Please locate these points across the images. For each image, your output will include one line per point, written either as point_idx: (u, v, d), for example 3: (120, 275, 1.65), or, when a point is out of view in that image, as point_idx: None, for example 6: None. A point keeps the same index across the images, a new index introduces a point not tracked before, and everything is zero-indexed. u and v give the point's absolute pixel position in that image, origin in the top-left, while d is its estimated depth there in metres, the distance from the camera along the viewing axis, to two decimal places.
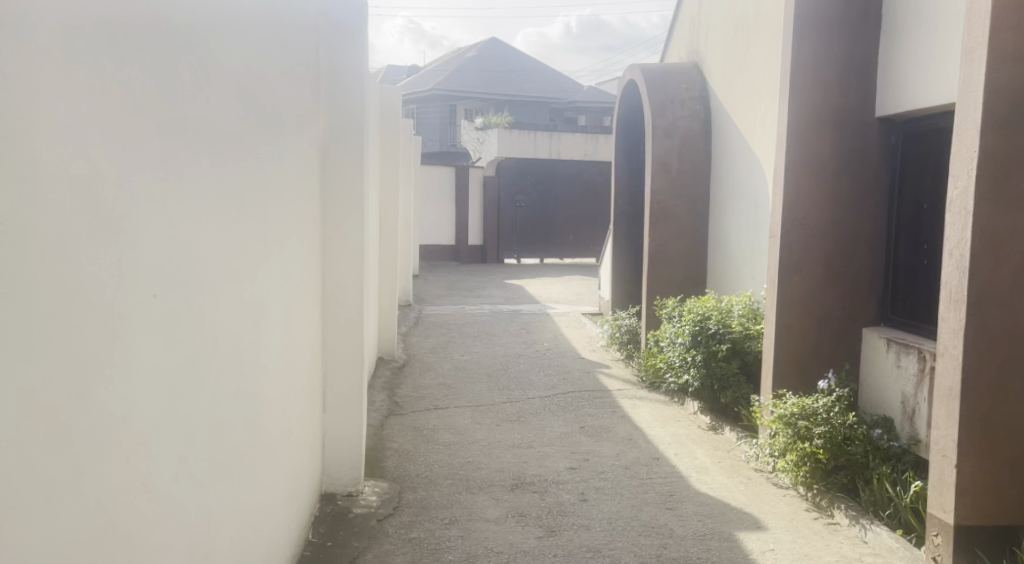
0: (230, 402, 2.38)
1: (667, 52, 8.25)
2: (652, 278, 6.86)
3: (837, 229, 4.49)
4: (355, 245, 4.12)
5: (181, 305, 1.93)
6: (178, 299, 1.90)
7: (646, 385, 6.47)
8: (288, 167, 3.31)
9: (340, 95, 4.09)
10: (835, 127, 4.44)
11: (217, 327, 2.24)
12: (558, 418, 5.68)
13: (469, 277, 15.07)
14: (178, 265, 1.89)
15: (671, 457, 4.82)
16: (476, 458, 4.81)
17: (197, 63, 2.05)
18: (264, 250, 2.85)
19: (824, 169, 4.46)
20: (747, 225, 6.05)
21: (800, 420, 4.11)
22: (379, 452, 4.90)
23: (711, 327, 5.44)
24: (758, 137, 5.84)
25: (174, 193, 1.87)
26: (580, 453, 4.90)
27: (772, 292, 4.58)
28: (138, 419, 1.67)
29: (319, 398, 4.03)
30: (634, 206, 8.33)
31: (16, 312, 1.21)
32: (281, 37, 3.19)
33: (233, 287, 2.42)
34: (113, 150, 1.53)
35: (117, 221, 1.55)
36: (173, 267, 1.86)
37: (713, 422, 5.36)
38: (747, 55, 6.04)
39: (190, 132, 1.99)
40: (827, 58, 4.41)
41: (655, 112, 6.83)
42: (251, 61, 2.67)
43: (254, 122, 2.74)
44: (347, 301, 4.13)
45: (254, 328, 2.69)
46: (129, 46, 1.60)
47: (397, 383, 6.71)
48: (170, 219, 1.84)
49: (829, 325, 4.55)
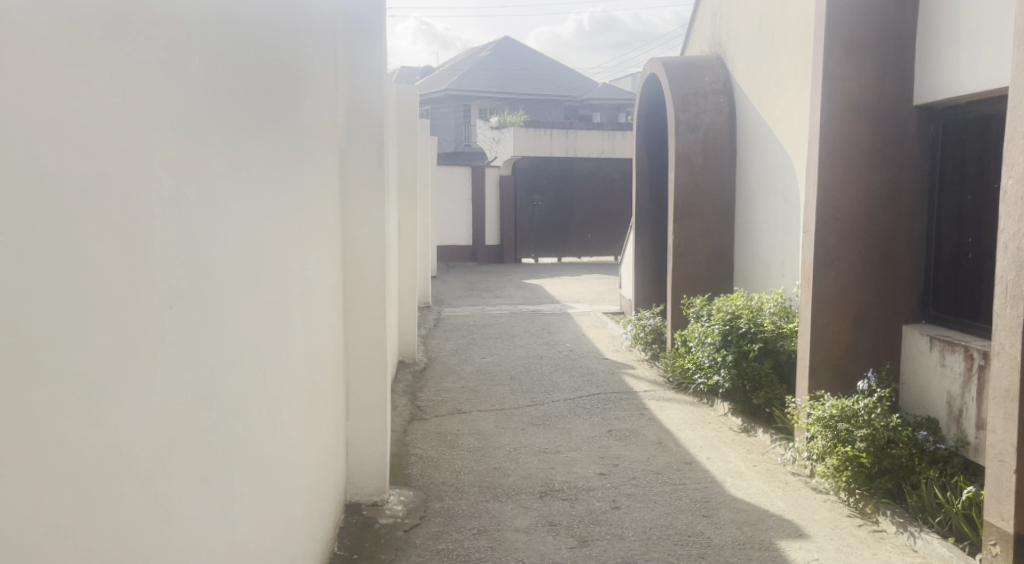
0: (250, 415, 2.27)
1: (688, 46, 8.08)
2: (676, 276, 6.69)
3: (875, 223, 4.33)
4: (377, 248, 4.00)
5: (200, 314, 1.81)
6: (196, 308, 1.79)
7: (674, 386, 6.31)
8: (306, 169, 3.19)
9: (358, 94, 3.96)
10: (872, 118, 4.28)
11: (236, 338, 2.13)
12: (584, 422, 5.54)
13: (487, 277, 14.96)
14: (195, 273, 1.78)
15: (703, 461, 4.68)
16: (503, 465, 4.68)
17: (210, 58, 1.93)
18: (283, 254, 2.74)
19: (860, 160, 4.30)
20: (776, 220, 5.88)
21: (841, 423, 3.97)
22: (403, 460, 4.78)
23: (741, 326, 5.29)
24: (787, 129, 5.67)
25: (190, 195, 1.76)
26: (610, 458, 4.76)
27: (808, 290, 4.43)
28: (155, 441, 1.55)
29: (341, 404, 3.92)
30: (657, 203, 8.17)
31: (17, 332, 1.09)
32: (298, 34, 3.08)
33: (253, 293, 2.31)
34: (125, 155, 1.41)
35: (129, 228, 1.43)
36: (190, 275, 1.75)
37: (745, 424, 5.20)
38: (774, 45, 5.87)
39: (204, 130, 1.87)
40: (861, 46, 4.25)
41: (677, 106, 6.68)
42: (267, 57, 2.57)
43: (271, 122, 2.63)
44: (368, 305, 4.01)
45: (274, 337, 2.57)
46: (140, 37, 1.48)
47: (419, 387, 6.60)
48: (186, 224, 1.72)
49: (868, 323, 4.38)
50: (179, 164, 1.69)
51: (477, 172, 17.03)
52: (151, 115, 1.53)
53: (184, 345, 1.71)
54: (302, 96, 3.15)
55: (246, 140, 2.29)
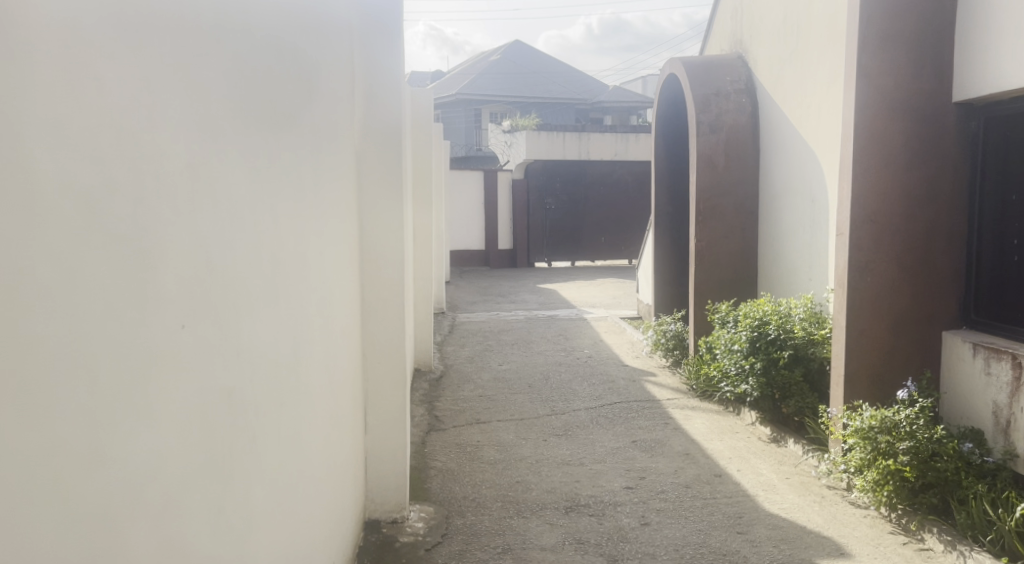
0: (268, 437, 2.12)
1: (708, 45, 7.91)
2: (698, 280, 6.52)
3: (912, 225, 4.15)
4: (396, 255, 3.86)
5: (215, 331, 1.67)
6: (212, 325, 1.65)
7: (697, 394, 6.13)
8: (323, 172, 3.05)
9: (376, 96, 3.82)
10: (908, 116, 4.11)
11: (254, 355, 1.99)
12: (607, 432, 5.38)
13: (501, 282, 14.82)
14: (209, 286, 1.63)
15: (733, 474, 4.50)
16: (525, 479, 4.52)
17: (225, 54, 1.80)
18: (302, 264, 2.60)
19: (896, 160, 4.14)
20: (804, 222, 5.71)
21: (881, 435, 3.80)
22: (422, 473, 4.63)
23: (771, 333, 5.11)
24: (815, 129, 5.50)
25: (204, 201, 1.62)
26: (636, 470, 4.60)
27: (842, 295, 4.26)
28: (168, 475, 1.41)
29: (360, 417, 3.77)
30: (677, 206, 8.00)
31: (8, 363, 0.94)
32: (315, 32, 2.94)
33: (270, 307, 2.17)
34: (135, 163, 1.28)
35: (137, 237, 1.28)
36: (206, 290, 1.61)
37: (774, 434, 5.03)
38: (800, 42, 5.70)
39: (219, 130, 1.74)
40: (897, 40, 4.09)
41: (698, 106, 6.52)
42: (284, 56, 2.43)
43: (289, 123, 2.49)
44: (387, 314, 3.88)
45: (292, 353, 2.43)
46: (149, 26, 1.35)
47: (437, 396, 6.46)
48: (200, 233, 1.58)
49: (907, 330, 4.20)
50: (191, 168, 1.55)
51: (489, 176, 16.91)
52: (161, 113, 1.39)
53: (199, 366, 1.57)
54: (319, 97, 3.02)
55: (263, 142, 2.16)
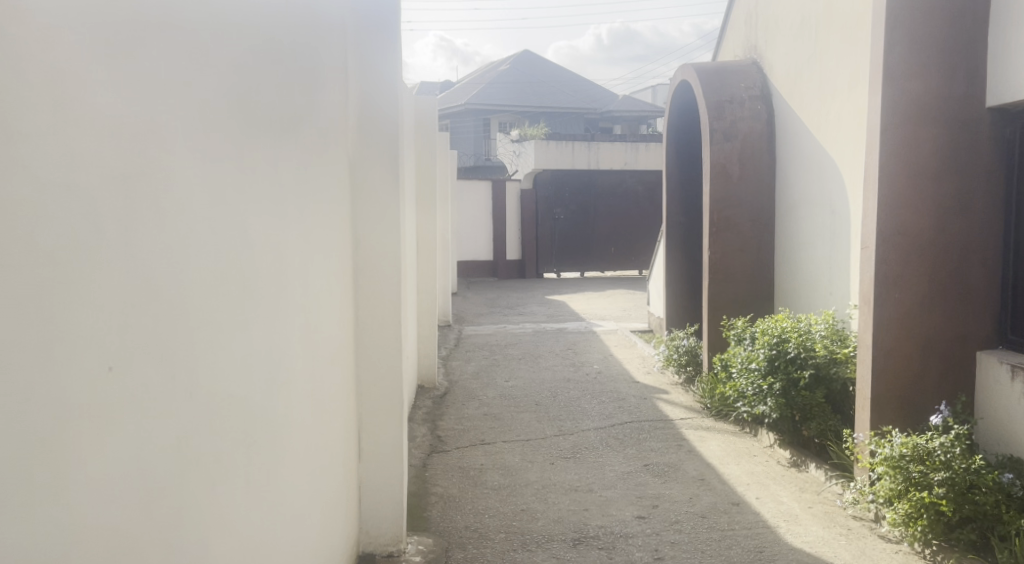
0: (236, 481, 1.88)
1: (721, 51, 7.67)
2: (713, 294, 6.25)
3: (944, 239, 3.90)
4: (392, 272, 3.63)
5: (160, 372, 1.43)
6: (154, 364, 1.41)
7: (712, 414, 5.86)
8: (312, 184, 2.83)
9: (372, 102, 3.60)
10: (938, 122, 3.86)
11: (216, 396, 1.75)
12: (617, 455, 5.11)
13: (509, 294, 14.56)
14: (151, 319, 1.39)
15: (752, 502, 4.23)
16: (531, 506, 4.26)
17: (184, 46, 1.57)
18: (283, 284, 2.37)
19: (925, 169, 3.88)
20: (823, 234, 5.45)
21: (912, 464, 3.55)
22: (421, 500, 4.38)
23: (790, 351, 4.85)
24: (836, 137, 5.25)
25: (149, 218, 1.38)
26: (648, 498, 4.34)
27: (869, 314, 4.00)
28: (87, 555, 1.17)
29: (352, 444, 3.53)
30: (689, 217, 7.75)
31: None
32: (305, 33, 2.73)
33: (240, 336, 1.93)
34: (38, 171, 1.05)
35: (32, 266, 1.04)
36: (147, 325, 1.37)
37: (795, 458, 4.76)
38: (819, 47, 5.46)
39: (172, 134, 1.50)
40: (926, 42, 3.85)
41: (711, 114, 6.28)
42: (266, 56, 2.21)
43: (270, 130, 2.26)
44: (383, 333, 3.64)
45: (268, 384, 2.19)
46: (64, 8, 1.12)
47: (439, 415, 6.20)
48: (141, 256, 1.35)
49: (938, 350, 3.93)
50: (128, 181, 1.31)
51: (498, 186, 16.71)
52: (82, 118, 1.16)
53: (135, 416, 1.33)
54: (310, 103, 2.80)
55: (238, 150, 1.93)
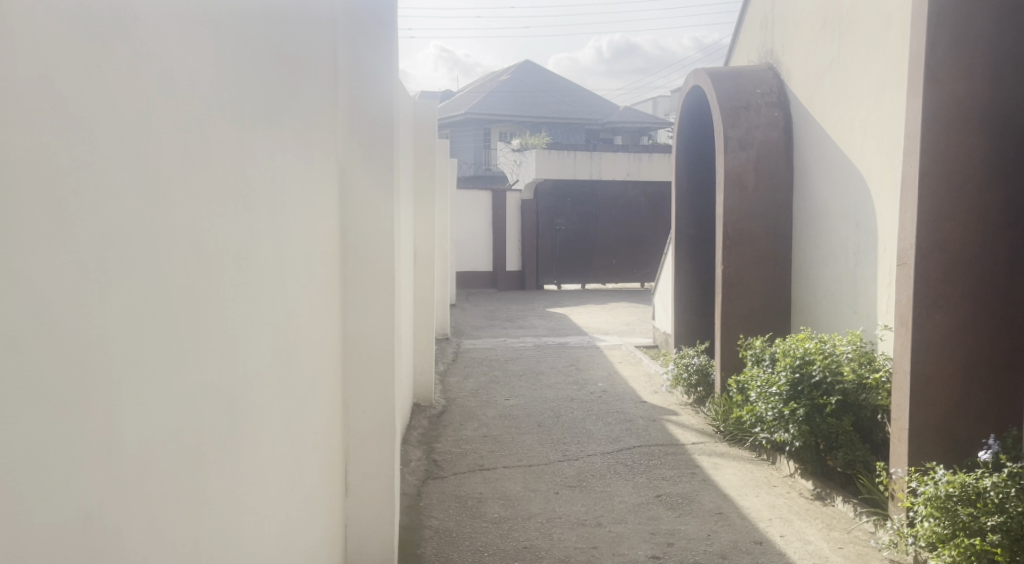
0: (182, 548, 1.52)
1: (734, 55, 7.35)
2: (726, 312, 5.90)
3: (991, 256, 3.56)
4: (387, 286, 3.27)
5: (52, 431, 1.07)
6: (40, 419, 1.04)
7: (727, 439, 5.50)
8: (294, 190, 2.48)
9: (365, 99, 3.25)
10: (984, 130, 3.53)
11: (149, 447, 1.37)
12: (627, 484, 4.76)
13: (509, 305, 14.22)
14: (35, 359, 1.03)
15: (776, 541, 3.88)
16: (534, 543, 3.90)
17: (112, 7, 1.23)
18: (251, 303, 2.02)
19: (969, 180, 3.54)
20: (847, 249, 5.12)
21: (960, 505, 3.20)
22: (415, 535, 4.01)
23: (815, 374, 4.49)
24: (863, 146, 4.92)
25: (39, 220, 1.03)
26: (662, 535, 3.98)
27: (906, 336, 3.66)
28: None
29: (338, 476, 3.19)
30: (699, 229, 7.40)
31: None
32: (285, 16, 2.39)
33: (187, 368, 1.57)
34: None
35: None
36: (25, 369, 1.00)
37: (819, 490, 4.42)
38: (844, 51, 5.15)
39: (88, 114, 1.15)
40: (971, 40, 3.51)
41: (726, 120, 5.95)
42: (234, 35, 1.87)
43: (240, 126, 1.92)
44: (373, 356, 3.29)
45: (229, 424, 1.83)
46: None
47: (436, 437, 5.83)
48: (17, 274, 0.98)
49: (983, 378, 3.59)
50: (7, 172, 0.96)
51: (497, 196, 16.41)
52: None
53: (7, 498, 0.96)
54: (291, 98, 2.46)
55: (191, 140, 1.58)
